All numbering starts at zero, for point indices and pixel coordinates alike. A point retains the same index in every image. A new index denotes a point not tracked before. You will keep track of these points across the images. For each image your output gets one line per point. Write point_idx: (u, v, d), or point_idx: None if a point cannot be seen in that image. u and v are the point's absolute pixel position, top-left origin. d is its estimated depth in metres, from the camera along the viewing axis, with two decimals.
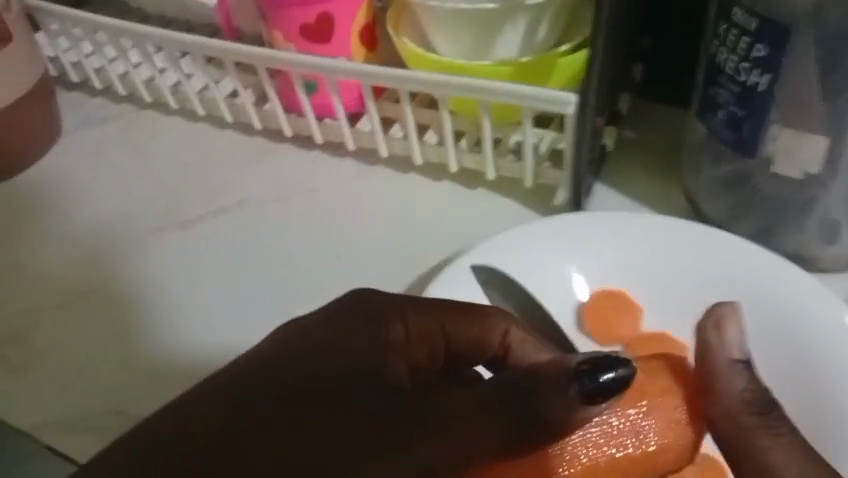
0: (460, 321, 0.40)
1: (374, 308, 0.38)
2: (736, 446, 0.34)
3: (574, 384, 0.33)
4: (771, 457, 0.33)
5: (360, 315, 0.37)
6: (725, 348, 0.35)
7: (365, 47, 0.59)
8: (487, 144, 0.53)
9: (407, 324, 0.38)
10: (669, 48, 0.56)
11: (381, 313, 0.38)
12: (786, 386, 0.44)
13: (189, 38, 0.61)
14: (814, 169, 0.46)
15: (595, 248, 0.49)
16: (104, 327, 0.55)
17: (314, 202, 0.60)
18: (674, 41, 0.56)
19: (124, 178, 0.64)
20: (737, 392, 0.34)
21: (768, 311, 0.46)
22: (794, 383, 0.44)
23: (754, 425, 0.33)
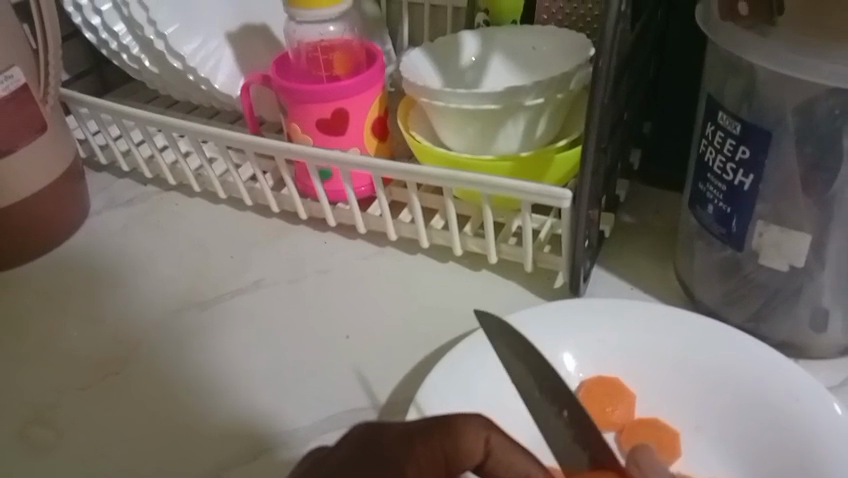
0: (450, 442, 0.36)
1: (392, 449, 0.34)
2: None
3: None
4: None
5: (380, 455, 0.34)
6: None
7: (376, 138, 0.62)
8: (489, 231, 0.56)
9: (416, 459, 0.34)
10: (666, 136, 0.63)
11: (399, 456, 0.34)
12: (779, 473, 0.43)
13: (212, 129, 0.65)
14: (800, 261, 0.48)
15: (594, 335, 0.50)
16: (124, 406, 0.54)
17: (325, 282, 0.62)
18: (670, 132, 0.63)
19: (146, 257, 0.67)
20: None
21: (759, 401, 0.46)
22: (788, 470, 0.43)
23: None
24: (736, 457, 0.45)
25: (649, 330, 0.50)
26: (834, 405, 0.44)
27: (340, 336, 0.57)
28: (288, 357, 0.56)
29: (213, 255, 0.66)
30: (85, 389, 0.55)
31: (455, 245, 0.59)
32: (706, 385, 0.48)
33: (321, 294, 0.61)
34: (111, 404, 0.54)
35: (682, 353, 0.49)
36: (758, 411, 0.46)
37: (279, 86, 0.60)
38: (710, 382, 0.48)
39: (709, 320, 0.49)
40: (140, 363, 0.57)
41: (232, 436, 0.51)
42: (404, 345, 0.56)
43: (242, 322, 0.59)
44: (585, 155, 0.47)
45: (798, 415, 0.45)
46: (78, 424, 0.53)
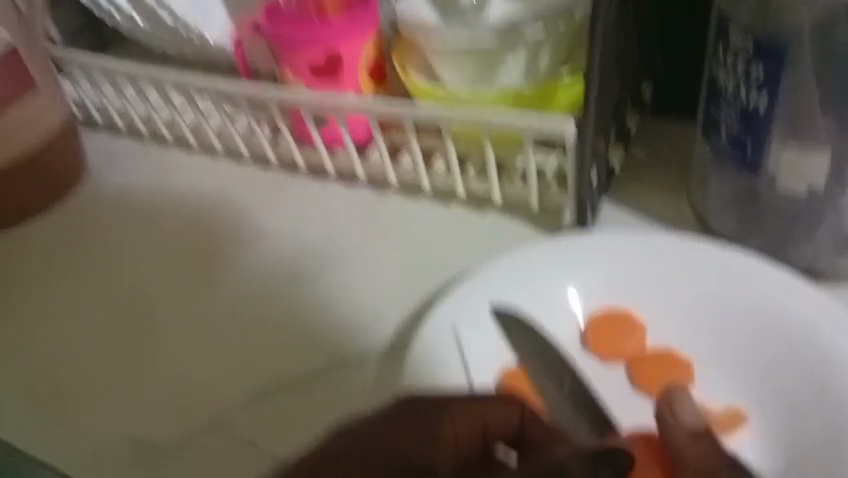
0: None
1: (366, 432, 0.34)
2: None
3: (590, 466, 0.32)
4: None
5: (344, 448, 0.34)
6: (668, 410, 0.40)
7: (373, 81, 0.60)
8: (490, 170, 0.55)
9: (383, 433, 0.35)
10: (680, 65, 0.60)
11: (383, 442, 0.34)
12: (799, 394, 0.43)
13: (205, 80, 0.63)
14: (819, 185, 0.45)
15: (602, 269, 0.48)
16: (130, 363, 0.54)
17: (326, 230, 0.60)
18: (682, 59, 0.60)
19: (144, 214, 0.66)
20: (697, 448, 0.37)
21: (769, 323, 0.45)
22: (807, 390, 0.43)
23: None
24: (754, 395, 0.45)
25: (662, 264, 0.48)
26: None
27: (342, 282, 0.56)
28: (292, 309, 0.55)
29: (212, 208, 0.65)
30: (91, 348, 0.55)
31: (457, 186, 0.58)
32: (716, 312, 0.46)
33: (323, 242, 0.59)
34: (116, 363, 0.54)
35: (691, 283, 0.47)
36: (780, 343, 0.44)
37: (269, 32, 0.58)
38: (718, 309, 0.46)
39: (724, 244, 0.47)
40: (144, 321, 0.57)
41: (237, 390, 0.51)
42: (408, 289, 0.55)
43: (245, 276, 0.58)
44: (590, 78, 0.44)
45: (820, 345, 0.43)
46: (85, 382, 0.53)
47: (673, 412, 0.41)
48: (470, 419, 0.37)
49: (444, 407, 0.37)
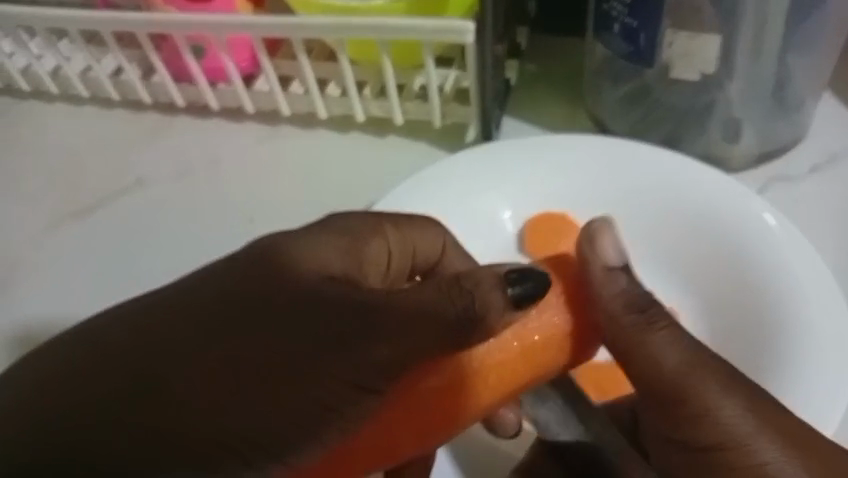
0: None
1: (247, 289, 0.34)
2: (624, 344, 0.35)
3: (503, 289, 0.33)
4: (653, 351, 0.35)
5: (256, 279, 0.34)
6: (599, 259, 0.36)
7: (251, 3, 0.55)
8: (391, 90, 0.51)
9: (293, 256, 0.35)
10: None
11: (274, 284, 0.34)
12: (720, 315, 0.45)
13: (62, 14, 0.56)
14: (710, 69, 0.46)
15: (530, 172, 0.49)
16: (22, 336, 0.51)
17: (217, 171, 0.56)
18: None
19: (9, 174, 0.59)
20: (612, 298, 0.35)
21: (683, 202, 0.47)
22: (729, 309, 0.45)
23: (635, 325, 0.35)
24: (697, 311, 0.46)
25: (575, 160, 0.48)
26: (766, 215, 0.45)
27: (245, 222, 0.54)
28: (200, 252, 0.53)
29: (85, 162, 0.59)
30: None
31: (356, 110, 0.54)
32: (651, 200, 0.48)
33: (216, 184, 0.56)
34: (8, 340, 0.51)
35: (617, 175, 0.48)
36: (713, 242, 0.46)
37: None
38: (641, 196, 0.48)
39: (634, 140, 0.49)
40: (27, 289, 0.53)
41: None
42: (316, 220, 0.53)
43: (132, 233, 0.55)
44: None
45: (749, 242, 0.45)
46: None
47: (593, 249, 0.36)
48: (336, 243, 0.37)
49: (293, 242, 0.36)
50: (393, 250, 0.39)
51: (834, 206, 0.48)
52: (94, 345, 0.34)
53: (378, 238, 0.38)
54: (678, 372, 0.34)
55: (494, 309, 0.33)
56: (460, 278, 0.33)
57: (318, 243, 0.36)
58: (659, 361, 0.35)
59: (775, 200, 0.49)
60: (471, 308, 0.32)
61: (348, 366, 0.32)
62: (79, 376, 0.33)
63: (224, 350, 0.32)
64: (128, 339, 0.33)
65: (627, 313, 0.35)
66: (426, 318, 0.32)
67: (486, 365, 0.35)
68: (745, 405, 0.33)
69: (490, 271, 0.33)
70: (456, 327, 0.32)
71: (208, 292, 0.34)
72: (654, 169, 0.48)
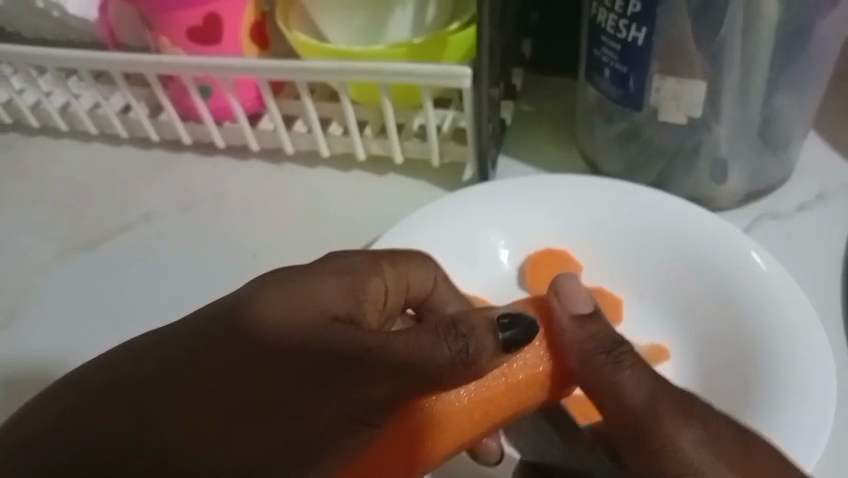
0: None
1: (250, 328, 0.34)
2: (594, 382, 0.35)
3: (495, 333, 0.34)
4: (621, 387, 0.34)
5: (260, 321, 0.34)
6: (567, 307, 0.37)
7: (256, 45, 0.58)
8: (391, 129, 0.53)
9: (291, 300, 0.35)
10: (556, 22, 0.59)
11: (273, 327, 0.34)
12: (715, 352, 0.46)
13: (74, 54, 0.58)
14: (697, 112, 0.48)
15: (528, 211, 0.51)
16: (22, 364, 0.51)
17: (221, 206, 0.58)
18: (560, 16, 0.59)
19: (17, 207, 0.61)
20: (582, 342, 0.36)
21: (676, 243, 0.48)
22: (723, 345, 0.46)
23: (604, 364, 0.35)
24: (693, 348, 0.47)
25: (573, 195, 0.50)
26: (753, 254, 0.46)
27: (248, 256, 0.55)
28: (199, 282, 0.54)
29: (91, 195, 0.60)
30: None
31: (356, 148, 0.56)
32: (644, 242, 0.49)
33: (220, 218, 0.57)
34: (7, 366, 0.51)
35: (612, 211, 0.50)
36: (702, 279, 0.47)
37: None
38: (632, 237, 0.49)
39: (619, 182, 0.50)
40: (28, 317, 0.53)
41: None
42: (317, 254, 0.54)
43: (134, 263, 0.55)
44: (481, 32, 0.45)
45: (739, 277, 0.46)
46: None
47: (563, 300, 0.37)
48: (337, 281, 0.37)
49: (293, 284, 0.36)
50: (389, 288, 0.40)
51: (818, 245, 0.50)
52: (100, 376, 0.34)
53: (377, 277, 0.39)
54: (639, 408, 0.33)
55: (485, 349, 0.34)
56: (454, 321, 0.34)
57: (322, 284, 0.36)
58: (625, 396, 0.34)
59: (760, 239, 0.51)
60: (466, 352, 0.33)
61: (346, 402, 0.32)
62: (86, 408, 0.33)
63: (228, 389, 0.32)
64: (136, 374, 0.33)
65: (598, 353, 0.35)
66: (425, 361, 0.33)
67: (472, 403, 0.36)
68: (702, 439, 0.32)
69: (482, 317, 0.34)
70: (452, 368, 0.33)
71: (212, 329, 0.34)
72: (648, 210, 0.49)
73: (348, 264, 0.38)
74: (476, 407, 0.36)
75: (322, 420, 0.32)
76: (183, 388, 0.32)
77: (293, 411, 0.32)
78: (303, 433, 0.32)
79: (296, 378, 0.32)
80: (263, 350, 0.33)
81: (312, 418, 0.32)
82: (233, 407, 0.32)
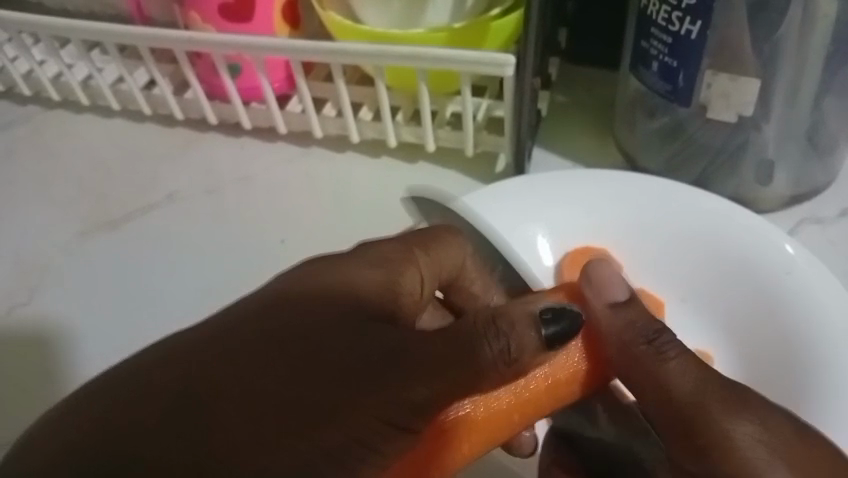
0: None
1: (285, 321, 0.32)
2: (636, 371, 0.34)
3: (537, 330, 0.32)
4: (664, 378, 0.33)
5: (281, 305, 0.32)
6: (603, 295, 0.36)
7: (288, 25, 0.56)
8: (426, 116, 0.52)
9: (319, 282, 0.34)
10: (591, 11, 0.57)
11: (296, 316, 0.32)
12: (763, 357, 0.44)
13: (98, 27, 0.56)
14: (747, 111, 0.47)
15: (567, 207, 0.49)
16: (42, 343, 0.50)
17: (248, 189, 0.56)
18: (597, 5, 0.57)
19: (38, 183, 0.59)
20: (626, 327, 0.35)
21: (713, 244, 0.47)
22: (771, 348, 0.44)
23: (646, 354, 0.34)
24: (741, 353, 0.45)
25: (611, 191, 0.49)
26: (787, 246, 0.45)
27: (276, 241, 0.53)
28: (224, 266, 0.52)
29: (114, 174, 0.59)
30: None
31: (389, 134, 0.54)
32: (681, 244, 0.48)
33: (246, 201, 0.56)
34: (25, 347, 0.50)
35: (650, 208, 0.48)
36: (738, 275, 0.46)
37: None
38: (666, 236, 0.48)
39: (647, 179, 0.49)
40: (47, 297, 0.52)
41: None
42: (347, 240, 0.53)
43: (157, 245, 0.54)
44: (529, 18, 0.44)
45: (776, 279, 0.45)
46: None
47: (600, 280, 0.36)
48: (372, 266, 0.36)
49: (326, 271, 0.35)
50: (425, 276, 0.38)
51: None
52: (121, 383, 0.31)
53: (412, 267, 0.38)
54: (687, 398, 0.32)
55: (527, 346, 0.32)
56: (494, 314, 0.32)
57: (355, 272, 0.36)
58: (668, 387, 0.33)
59: (805, 241, 0.49)
60: (508, 347, 0.32)
61: (385, 410, 0.30)
62: (107, 419, 0.30)
63: (266, 391, 0.30)
64: (159, 383, 0.30)
65: (634, 342, 0.34)
66: (470, 359, 0.31)
67: (514, 402, 0.34)
68: (756, 432, 0.31)
69: (523, 312, 0.33)
70: (494, 367, 0.32)
71: (245, 328, 0.32)
72: (686, 212, 0.48)
73: (381, 252, 0.37)
74: (517, 404, 0.35)
75: (364, 426, 0.30)
76: (213, 392, 0.30)
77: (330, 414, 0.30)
78: (338, 443, 0.30)
79: (340, 378, 0.30)
80: (299, 345, 0.31)
81: (352, 424, 0.30)
82: (271, 412, 0.29)
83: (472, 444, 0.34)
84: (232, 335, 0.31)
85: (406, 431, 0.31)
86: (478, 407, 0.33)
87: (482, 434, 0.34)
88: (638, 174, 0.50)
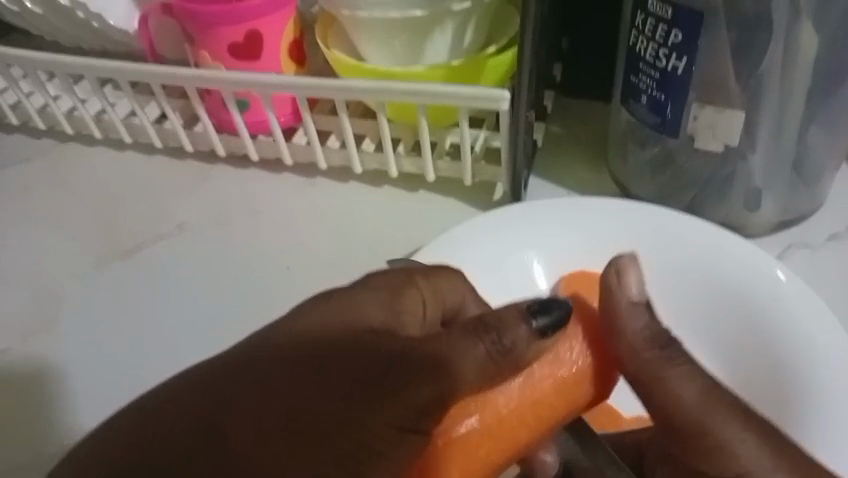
0: None
1: (302, 341, 0.35)
2: (643, 376, 0.36)
3: (528, 322, 0.34)
4: (669, 386, 0.35)
5: (289, 339, 0.35)
6: (624, 294, 0.37)
7: (294, 63, 0.58)
8: (426, 148, 0.54)
9: (329, 310, 0.37)
10: (589, 44, 0.58)
11: (305, 337, 0.35)
12: (750, 374, 0.46)
13: (111, 64, 0.59)
14: (734, 142, 0.49)
15: (562, 233, 0.51)
16: (56, 369, 0.51)
17: (255, 219, 0.58)
18: (589, 40, 0.58)
19: (52, 214, 0.61)
20: (635, 332, 0.36)
21: (703, 268, 0.48)
22: (757, 365, 0.46)
23: (654, 359, 0.36)
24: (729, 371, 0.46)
25: (605, 218, 0.51)
26: (778, 272, 0.47)
27: (282, 269, 0.55)
28: (232, 296, 0.54)
29: (126, 205, 0.61)
30: (6, 354, 0.52)
31: (390, 165, 0.56)
32: (673, 270, 0.49)
33: (252, 231, 0.57)
34: (38, 375, 0.51)
35: (642, 234, 0.50)
36: (732, 299, 0.47)
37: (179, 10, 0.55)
38: (659, 260, 0.49)
39: (638, 206, 0.51)
40: (60, 325, 0.53)
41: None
42: (351, 267, 0.54)
43: (167, 275, 0.56)
44: (523, 55, 0.46)
45: (762, 300, 0.46)
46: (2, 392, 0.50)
47: (619, 282, 0.37)
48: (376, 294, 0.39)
49: (336, 298, 0.38)
50: (427, 298, 0.40)
51: None
52: (154, 405, 0.33)
53: (413, 289, 0.40)
54: (694, 406, 0.35)
55: (520, 338, 0.34)
56: (483, 317, 0.34)
57: (362, 298, 0.39)
58: (673, 395, 0.35)
59: (793, 267, 0.51)
60: (499, 342, 0.34)
61: (389, 414, 0.32)
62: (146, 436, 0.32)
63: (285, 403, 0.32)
64: (190, 402, 0.33)
65: (646, 348, 0.36)
66: (461, 359, 0.33)
67: (520, 402, 0.36)
68: (758, 445, 0.34)
69: (512, 307, 0.35)
70: (488, 363, 0.34)
71: (263, 351, 0.34)
72: (675, 238, 0.49)
73: (384, 279, 0.40)
74: (527, 408, 0.36)
75: (373, 428, 0.32)
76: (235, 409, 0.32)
77: (340, 422, 0.32)
78: (348, 449, 0.32)
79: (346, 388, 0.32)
80: (311, 362, 0.33)
81: (363, 427, 0.32)
82: (285, 433, 0.32)
83: (483, 451, 0.36)
84: (248, 356, 0.34)
85: (413, 433, 0.33)
86: (485, 409, 0.36)
87: (492, 439, 0.36)
88: (631, 202, 0.52)
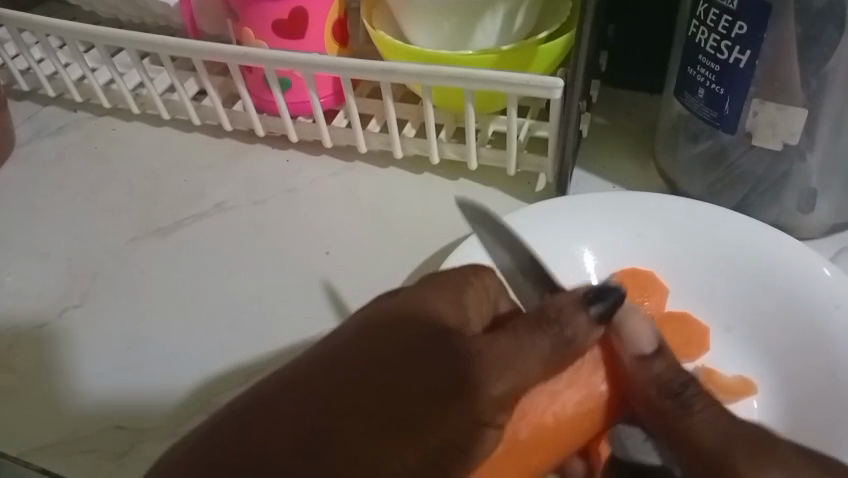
0: None
1: (376, 332, 0.32)
2: (664, 427, 0.32)
3: (585, 310, 0.32)
4: (693, 436, 0.31)
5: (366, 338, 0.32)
6: (629, 348, 0.33)
7: (337, 43, 0.58)
8: (471, 133, 0.52)
9: (396, 310, 0.33)
10: (632, 37, 0.58)
11: (373, 345, 0.31)
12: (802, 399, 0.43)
13: (153, 38, 0.58)
14: (793, 140, 0.47)
15: (618, 226, 0.50)
16: (92, 342, 0.50)
17: (293, 200, 0.58)
18: (635, 32, 0.58)
19: (89, 190, 0.61)
20: (648, 382, 0.32)
21: (753, 274, 0.47)
22: (807, 383, 0.43)
23: (670, 410, 0.31)
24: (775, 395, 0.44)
25: (658, 217, 0.49)
26: (824, 269, 0.45)
27: (321, 252, 0.54)
28: (270, 279, 0.53)
29: (165, 182, 0.60)
30: (41, 328, 0.51)
31: (432, 151, 0.55)
32: (728, 271, 0.47)
33: (289, 212, 0.57)
34: (77, 347, 0.50)
35: (701, 231, 0.49)
36: (779, 304, 0.46)
37: None
38: (720, 260, 0.48)
39: (696, 205, 0.49)
40: (96, 299, 0.53)
41: (225, 373, 0.47)
42: (392, 251, 0.53)
43: (206, 253, 0.55)
44: (582, 41, 0.44)
45: (815, 307, 0.44)
46: (38, 366, 0.49)
47: (626, 336, 0.33)
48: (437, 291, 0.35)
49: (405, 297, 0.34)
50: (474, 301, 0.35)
51: None
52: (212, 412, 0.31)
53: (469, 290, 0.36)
54: (712, 453, 0.30)
55: (581, 328, 0.31)
56: (544, 309, 0.32)
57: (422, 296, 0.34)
58: (699, 444, 0.30)
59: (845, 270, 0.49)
60: (563, 334, 0.31)
61: (475, 407, 0.30)
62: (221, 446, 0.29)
63: (377, 393, 0.30)
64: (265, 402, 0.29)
65: (661, 399, 0.32)
66: (519, 354, 0.31)
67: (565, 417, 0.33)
68: None
69: (566, 297, 0.32)
70: (553, 357, 0.31)
71: (338, 357, 0.31)
72: (729, 239, 0.48)
73: (427, 280, 0.36)
74: (577, 418, 0.34)
75: (455, 425, 0.30)
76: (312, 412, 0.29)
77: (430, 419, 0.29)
78: (439, 443, 0.29)
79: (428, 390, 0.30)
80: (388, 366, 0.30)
81: (454, 420, 0.30)
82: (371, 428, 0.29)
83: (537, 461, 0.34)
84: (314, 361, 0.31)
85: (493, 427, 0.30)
86: (541, 419, 0.33)
87: (543, 447, 0.33)
88: (687, 200, 0.50)
